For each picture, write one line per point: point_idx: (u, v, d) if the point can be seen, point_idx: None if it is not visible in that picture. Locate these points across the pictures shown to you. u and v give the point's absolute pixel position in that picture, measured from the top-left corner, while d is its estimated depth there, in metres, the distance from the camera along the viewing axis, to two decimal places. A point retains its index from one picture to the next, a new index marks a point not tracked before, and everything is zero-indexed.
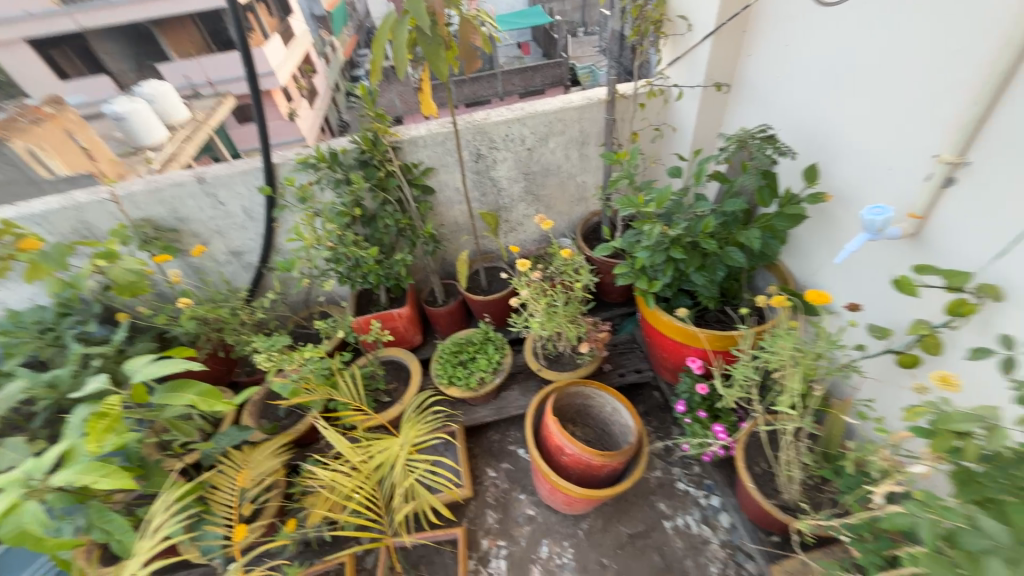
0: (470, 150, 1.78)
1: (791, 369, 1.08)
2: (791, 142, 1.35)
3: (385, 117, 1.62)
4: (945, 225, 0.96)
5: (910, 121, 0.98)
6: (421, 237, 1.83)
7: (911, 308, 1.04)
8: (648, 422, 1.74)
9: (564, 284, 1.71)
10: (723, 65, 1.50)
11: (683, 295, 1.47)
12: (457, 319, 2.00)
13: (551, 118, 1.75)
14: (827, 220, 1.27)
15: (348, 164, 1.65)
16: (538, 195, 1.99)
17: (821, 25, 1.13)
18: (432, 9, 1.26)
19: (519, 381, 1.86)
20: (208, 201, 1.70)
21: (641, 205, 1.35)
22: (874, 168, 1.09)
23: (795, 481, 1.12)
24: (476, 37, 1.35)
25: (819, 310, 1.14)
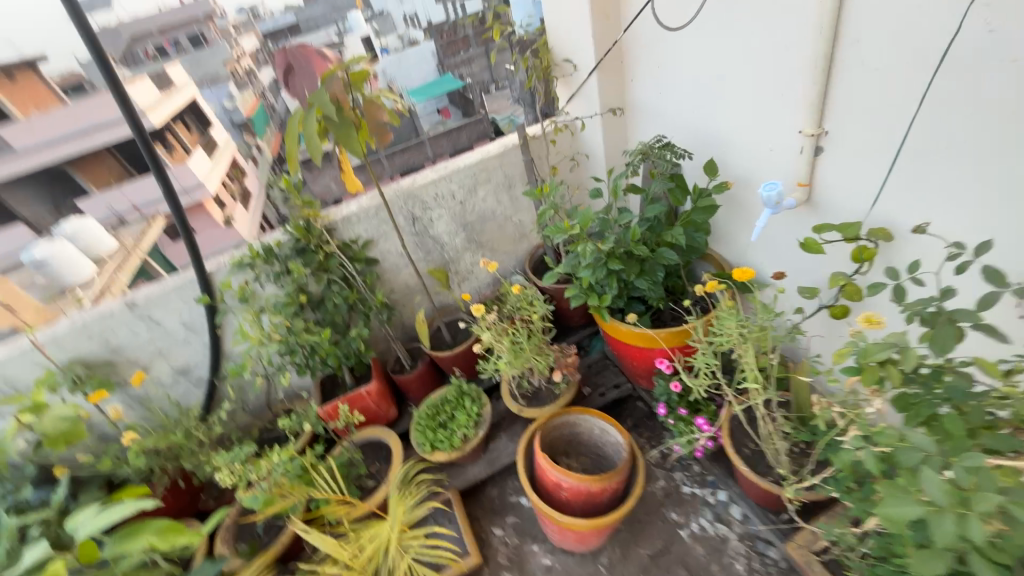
0: (405, 216, 1.84)
1: (744, 345, 1.13)
2: (685, 145, 1.48)
3: (314, 202, 1.65)
4: (828, 187, 1.08)
5: (773, 107, 1.12)
6: (373, 308, 1.82)
7: (827, 263, 1.14)
8: (639, 435, 1.73)
9: (523, 319, 1.73)
10: (613, 93, 1.66)
11: (634, 302, 1.53)
12: (429, 381, 1.96)
13: (474, 170, 1.85)
14: (736, 205, 1.39)
15: (284, 254, 1.64)
16: (480, 242, 2.04)
17: (679, 44, 1.30)
18: (336, 96, 1.36)
19: (504, 428, 1.81)
20: (143, 324, 1.63)
21: (570, 229, 1.43)
22: (757, 152, 1.23)
23: (782, 452, 1.14)
24: (383, 114, 1.48)
25: (752, 285, 1.22)
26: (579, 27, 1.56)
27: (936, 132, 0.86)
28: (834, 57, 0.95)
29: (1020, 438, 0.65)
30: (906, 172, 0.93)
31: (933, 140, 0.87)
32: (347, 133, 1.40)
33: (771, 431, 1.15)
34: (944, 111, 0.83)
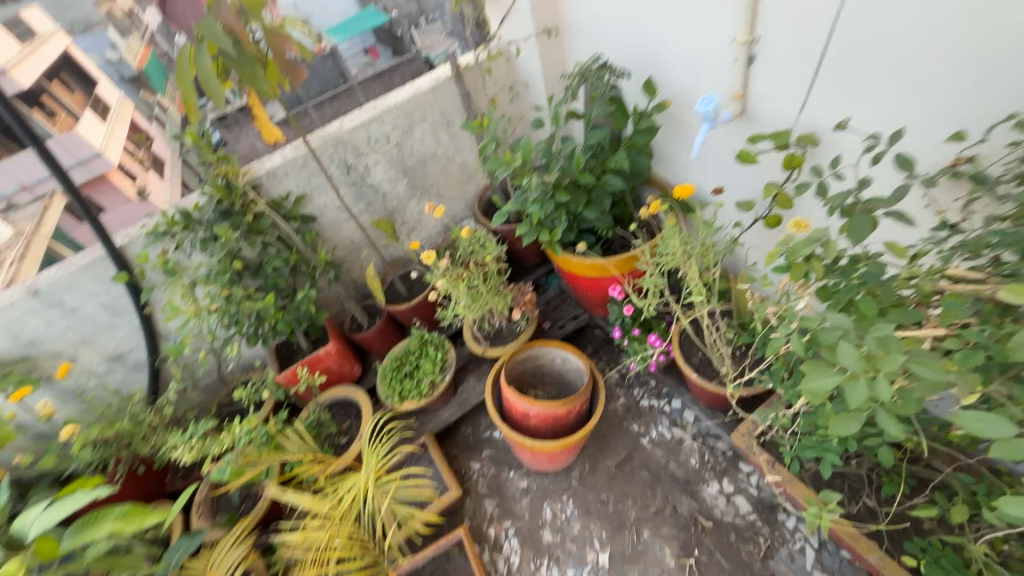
0: (337, 165, 1.70)
1: (688, 262, 1.18)
2: (623, 64, 1.43)
3: (231, 157, 1.48)
4: (761, 96, 1.09)
5: (707, 16, 1.08)
6: (318, 268, 1.72)
7: (761, 175, 1.18)
8: (598, 360, 1.82)
9: (477, 262, 1.70)
10: (546, 11, 1.55)
11: (584, 234, 1.54)
12: (390, 335, 1.93)
13: (406, 108, 1.72)
14: (676, 124, 1.38)
15: (208, 218, 1.50)
16: (424, 187, 1.94)
17: None
18: (229, 27, 1.17)
19: (472, 371, 1.85)
20: (56, 311, 1.46)
21: (513, 163, 1.38)
22: (694, 66, 1.20)
23: (726, 357, 1.24)
24: (291, 46, 1.30)
25: (694, 204, 1.25)
26: None
27: (858, 28, 0.86)
28: None
29: (922, 311, 0.72)
30: (831, 73, 0.94)
31: (856, 37, 0.87)
32: (252, 71, 1.24)
33: (716, 338, 1.24)
34: (867, 3, 0.83)
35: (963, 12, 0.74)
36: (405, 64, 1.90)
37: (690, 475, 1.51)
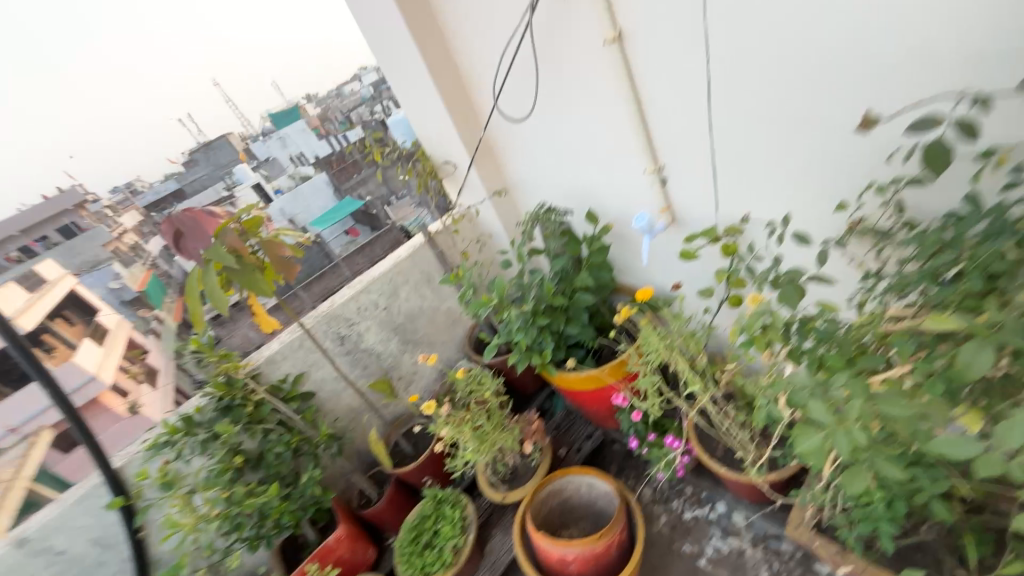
0: (332, 338, 1.82)
1: (673, 354, 1.24)
2: (565, 204, 1.69)
3: (231, 353, 1.59)
4: (682, 206, 1.29)
5: (619, 160, 1.35)
6: (320, 445, 1.68)
7: (708, 264, 1.33)
8: (625, 478, 1.71)
9: (478, 401, 1.71)
10: (494, 178, 1.88)
11: (573, 350, 1.61)
12: (402, 502, 1.80)
13: (390, 276, 1.92)
14: (624, 239, 1.58)
15: (208, 419, 1.53)
16: (415, 340, 2.04)
17: (531, 130, 1.54)
18: (233, 247, 1.39)
19: (496, 523, 1.69)
20: (42, 559, 1.36)
21: (491, 302, 1.53)
22: (622, 194, 1.43)
23: (746, 441, 1.20)
24: (285, 250, 1.52)
25: (661, 302, 1.36)
26: (446, 134, 1.78)
27: (730, 150, 1.07)
28: (643, 115, 1.18)
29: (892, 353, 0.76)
30: (726, 183, 1.14)
31: (732, 155, 1.08)
32: (251, 278, 1.42)
33: (729, 424, 1.22)
34: (728, 134, 1.05)
35: (797, 127, 0.95)
36: (383, 236, 2.16)
37: None
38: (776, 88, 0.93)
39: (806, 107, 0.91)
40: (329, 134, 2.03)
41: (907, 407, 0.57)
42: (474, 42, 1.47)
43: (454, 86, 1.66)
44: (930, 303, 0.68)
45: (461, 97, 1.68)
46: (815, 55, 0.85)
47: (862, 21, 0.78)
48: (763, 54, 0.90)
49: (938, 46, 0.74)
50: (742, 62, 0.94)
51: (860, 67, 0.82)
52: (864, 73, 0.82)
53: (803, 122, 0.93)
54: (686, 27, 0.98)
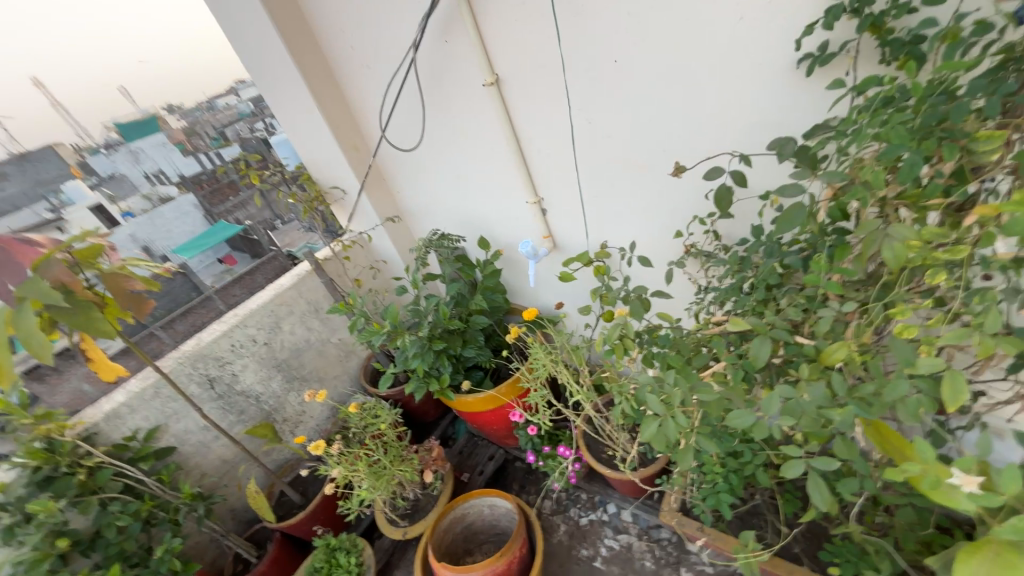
0: (198, 382, 1.60)
1: (560, 368, 1.34)
2: (458, 231, 1.75)
3: (55, 412, 1.31)
4: (561, 234, 1.43)
5: (505, 190, 1.45)
6: (181, 508, 1.44)
7: (585, 285, 1.48)
8: (527, 494, 1.76)
9: (374, 435, 1.63)
10: (385, 205, 1.86)
11: (470, 372, 1.64)
12: (287, 561, 1.61)
13: (270, 308, 1.76)
14: (514, 264, 1.68)
15: (17, 497, 1.22)
16: (303, 376, 1.89)
17: (422, 160, 1.59)
18: (59, 282, 1.16)
19: (397, 564, 1.61)
20: None
21: (384, 330, 1.50)
22: (509, 222, 1.54)
23: (625, 441, 1.34)
24: (134, 284, 1.32)
25: (548, 320, 1.47)
26: (334, 160, 1.73)
27: (595, 186, 1.23)
28: (521, 151, 1.30)
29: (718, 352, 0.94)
30: (595, 214, 1.29)
31: (597, 190, 1.24)
32: (85, 317, 1.20)
33: (611, 427, 1.36)
34: (592, 172, 1.21)
35: (642, 170, 1.12)
36: (266, 263, 1.99)
37: None
38: (623, 137, 1.10)
39: (646, 154, 1.09)
40: (196, 151, 1.89)
41: (718, 393, 0.71)
42: (361, 73, 1.49)
43: (342, 112, 1.64)
44: (735, 310, 0.86)
45: (350, 124, 1.67)
46: (649, 113, 1.03)
47: (680, 90, 0.96)
48: (612, 108, 1.07)
49: (731, 114, 0.94)
50: (597, 113, 1.10)
51: (681, 125, 1.00)
52: (684, 131, 1.01)
53: (643, 167, 1.12)
54: (551, 79, 1.11)
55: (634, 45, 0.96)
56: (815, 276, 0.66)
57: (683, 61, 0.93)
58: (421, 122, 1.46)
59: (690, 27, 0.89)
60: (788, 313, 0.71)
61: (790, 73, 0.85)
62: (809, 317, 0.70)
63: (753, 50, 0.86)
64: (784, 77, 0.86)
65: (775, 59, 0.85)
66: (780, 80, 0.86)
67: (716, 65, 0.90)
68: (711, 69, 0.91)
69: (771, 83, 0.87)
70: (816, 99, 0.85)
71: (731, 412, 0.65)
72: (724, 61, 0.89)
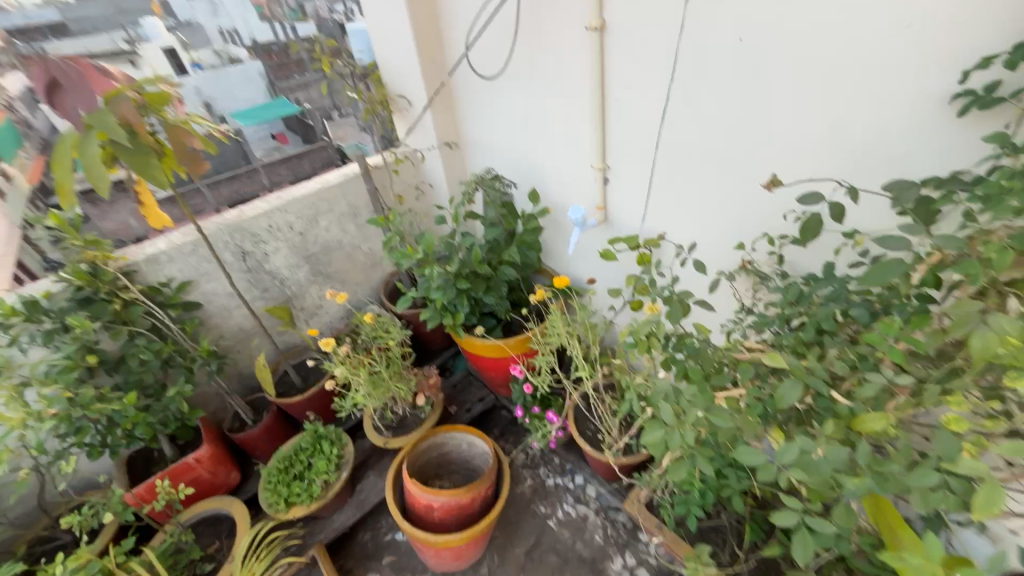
0: (232, 251, 1.66)
1: (573, 341, 1.33)
2: (512, 176, 1.70)
3: (102, 242, 1.38)
4: (616, 210, 1.37)
5: (572, 148, 1.37)
6: (197, 359, 1.55)
7: (623, 268, 1.44)
8: (504, 442, 1.83)
9: (380, 347, 1.69)
10: (447, 129, 1.80)
11: (485, 317, 1.65)
12: (277, 433, 1.76)
13: (312, 200, 1.78)
14: (558, 225, 1.63)
15: (59, 308, 1.33)
16: (328, 273, 1.94)
17: (497, 91, 1.50)
18: (126, 120, 1.18)
19: (372, 465, 1.73)
20: None
21: (415, 254, 1.50)
22: (566, 182, 1.47)
23: (614, 427, 1.36)
24: (194, 141, 1.33)
25: (575, 291, 1.45)
26: (409, 67, 1.66)
27: (669, 170, 1.15)
28: (603, 111, 1.21)
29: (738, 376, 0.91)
30: (658, 198, 1.22)
31: (669, 174, 1.16)
32: (144, 160, 1.22)
33: (604, 411, 1.37)
34: (671, 154, 1.13)
35: (725, 168, 1.04)
36: (314, 151, 1.98)
37: (597, 553, 1.51)
38: (717, 127, 1.01)
39: (735, 152, 1.00)
40: (274, 20, 1.83)
41: (730, 420, 0.69)
42: None
43: (429, 18, 1.54)
44: (774, 343, 0.82)
45: (433, 32, 1.58)
46: (756, 108, 0.93)
47: (800, 91, 0.86)
48: (716, 91, 0.97)
49: (849, 135, 0.84)
50: (699, 92, 1.00)
51: (785, 131, 0.91)
52: (787, 138, 0.92)
53: (728, 165, 1.03)
54: (661, 40, 1.01)
55: (767, 26, 0.85)
56: (879, 337, 0.61)
57: (816, 59, 0.82)
58: (508, 51, 1.37)
59: (840, 21, 0.77)
60: (833, 365, 0.67)
61: (937, 107, 0.74)
62: (855, 375, 0.65)
63: (904, 68, 0.75)
64: (927, 110, 0.75)
65: (925, 85, 0.74)
66: (921, 111, 0.76)
67: (854, 75, 0.79)
68: (845, 78, 0.80)
69: (909, 112, 0.77)
70: (955, 145, 0.75)
71: (739, 446, 0.64)
72: (864, 72, 0.78)
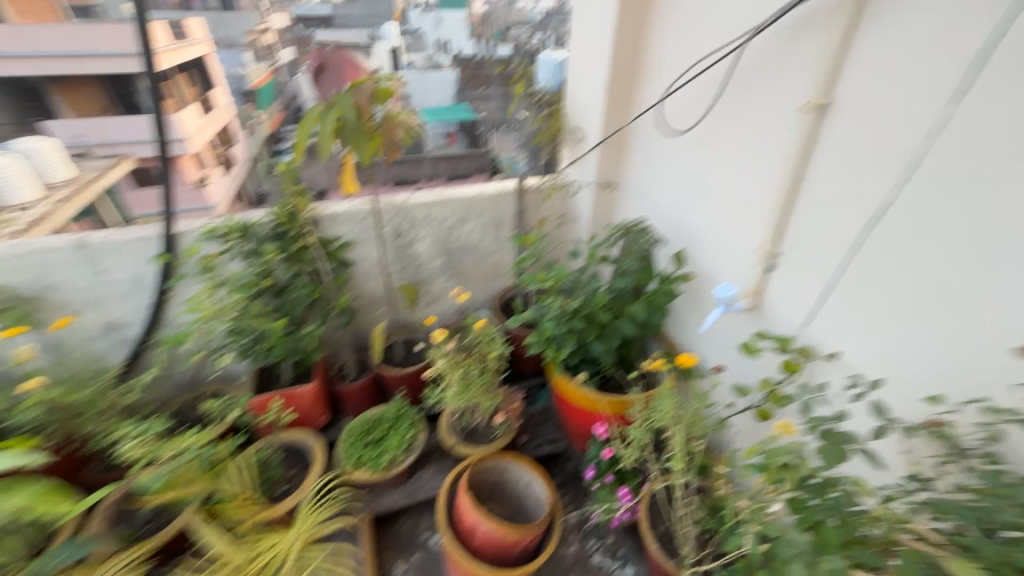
0: (391, 229, 1.88)
1: (676, 428, 1.20)
2: (661, 232, 1.64)
3: (306, 194, 1.68)
4: (772, 303, 1.22)
5: (740, 224, 1.27)
6: (334, 309, 1.80)
7: (759, 370, 1.27)
8: (563, 494, 1.73)
9: (480, 354, 1.75)
10: (610, 171, 1.81)
11: (587, 364, 1.61)
12: (370, 395, 1.93)
13: (467, 204, 1.93)
14: (696, 296, 1.52)
15: (262, 236, 1.64)
16: (457, 270, 2.10)
17: (676, 147, 1.47)
18: (358, 105, 1.42)
19: (434, 460, 1.79)
20: (87, 268, 1.55)
21: (543, 281, 1.50)
22: (721, 255, 1.36)
23: (691, 538, 1.17)
24: (398, 132, 1.57)
25: (693, 374, 1.33)
26: (594, 106, 1.71)
27: (861, 278, 0.99)
28: (794, 195, 1.09)
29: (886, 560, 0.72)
30: (835, 305, 1.05)
31: (859, 283, 0.99)
32: (359, 138, 1.44)
33: (686, 515, 1.19)
34: (869, 262, 0.96)
35: (943, 300, 0.85)
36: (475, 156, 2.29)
37: None
38: (947, 253, 0.83)
39: (965, 289, 0.81)
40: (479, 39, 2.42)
41: None
42: (674, 36, 1.39)
43: (629, 66, 1.58)
44: (962, 549, 0.63)
45: (628, 80, 1.61)
46: (1014, 245, 0.74)
47: None
48: (961, 211, 0.80)
49: None
50: (933, 205, 0.84)
51: None
52: None
53: (950, 299, 0.84)
54: (898, 138, 0.87)
55: None
56: None
57: None
58: (704, 112, 1.33)
59: None
60: None
61: None
62: None
63: None
64: None
65: None
66: None
67: None
68: None
69: None
70: None
71: None
72: None
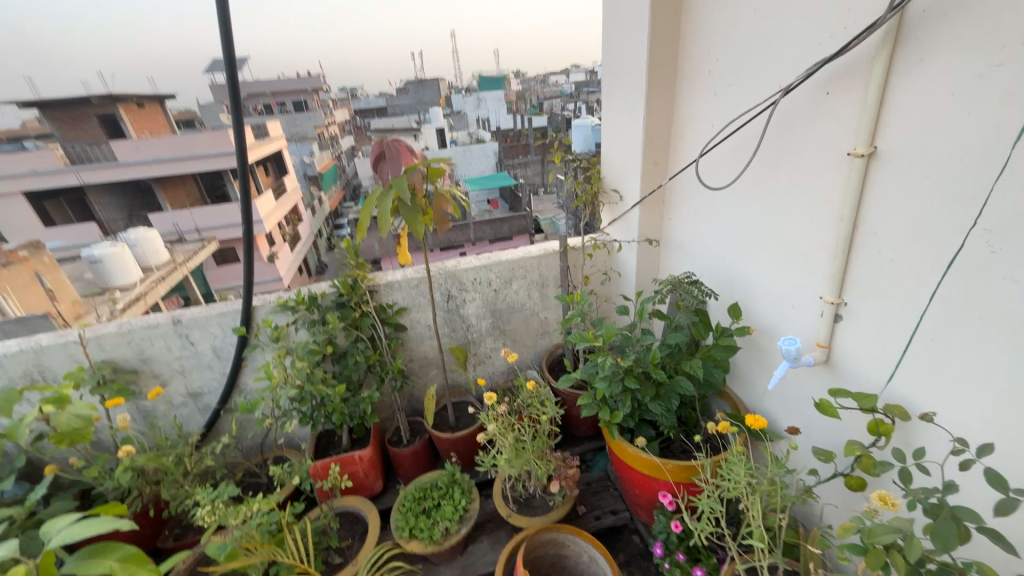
0: (441, 293, 1.97)
1: (751, 498, 1.08)
2: (713, 285, 1.60)
3: (365, 266, 1.82)
4: (846, 356, 1.12)
5: (798, 273, 1.22)
6: (389, 373, 1.86)
7: (843, 430, 1.15)
8: (630, 575, 1.52)
9: (532, 416, 1.71)
10: (652, 226, 1.83)
11: (645, 425, 1.52)
12: (422, 460, 1.91)
13: (513, 266, 2.00)
14: (758, 350, 1.44)
15: (326, 305, 1.78)
16: (505, 330, 2.13)
17: (718, 201, 1.48)
18: (414, 185, 1.57)
19: (488, 531, 1.71)
20: (178, 341, 1.73)
21: (593, 339, 1.47)
22: (781, 305, 1.30)
23: None
24: (448, 207, 1.70)
25: (765, 435, 1.22)
26: (631, 167, 1.78)
27: (946, 326, 0.90)
28: (853, 241, 1.05)
29: None
30: (923, 357, 0.95)
31: (946, 332, 0.90)
32: (415, 216, 1.58)
33: None
34: (953, 309, 0.88)
35: None
36: None
37: None
38: None
39: None
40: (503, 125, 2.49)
41: None
42: (705, 98, 1.45)
43: (663, 129, 1.66)
44: None
45: (663, 141, 1.68)
46: None
47: None
48: None
49: None
50: (1015, 244, 0.76)
51: None
52: None
53: None
54: (960, 177, 0.82)
55: None
56: None
57: None
58: (743, 165, 1.34)
59: None
60: None
61: None
62: None
63: None
64: None
65: None
66: None
67: None
68: None
69: None
70: None
71: None
72: None
